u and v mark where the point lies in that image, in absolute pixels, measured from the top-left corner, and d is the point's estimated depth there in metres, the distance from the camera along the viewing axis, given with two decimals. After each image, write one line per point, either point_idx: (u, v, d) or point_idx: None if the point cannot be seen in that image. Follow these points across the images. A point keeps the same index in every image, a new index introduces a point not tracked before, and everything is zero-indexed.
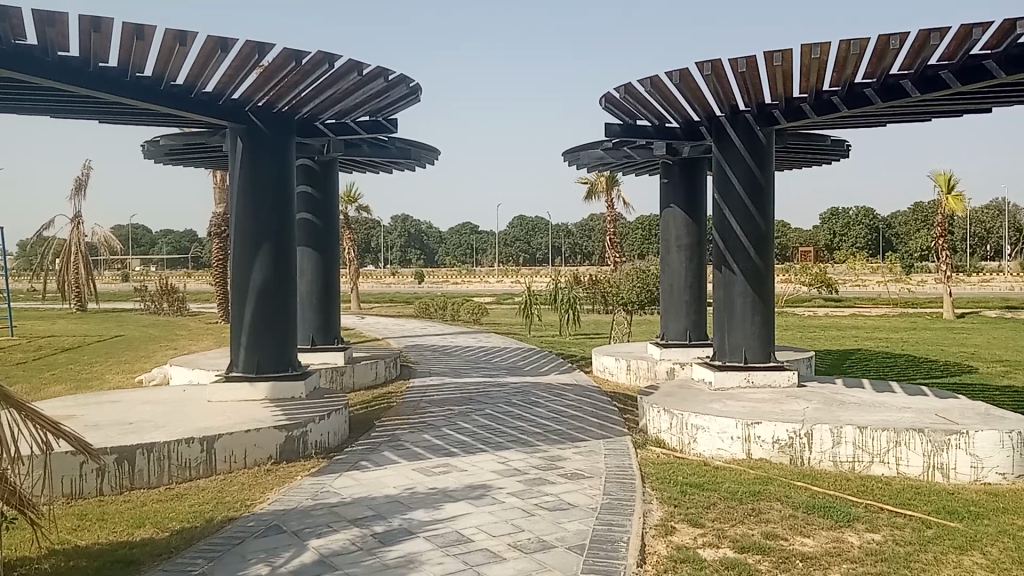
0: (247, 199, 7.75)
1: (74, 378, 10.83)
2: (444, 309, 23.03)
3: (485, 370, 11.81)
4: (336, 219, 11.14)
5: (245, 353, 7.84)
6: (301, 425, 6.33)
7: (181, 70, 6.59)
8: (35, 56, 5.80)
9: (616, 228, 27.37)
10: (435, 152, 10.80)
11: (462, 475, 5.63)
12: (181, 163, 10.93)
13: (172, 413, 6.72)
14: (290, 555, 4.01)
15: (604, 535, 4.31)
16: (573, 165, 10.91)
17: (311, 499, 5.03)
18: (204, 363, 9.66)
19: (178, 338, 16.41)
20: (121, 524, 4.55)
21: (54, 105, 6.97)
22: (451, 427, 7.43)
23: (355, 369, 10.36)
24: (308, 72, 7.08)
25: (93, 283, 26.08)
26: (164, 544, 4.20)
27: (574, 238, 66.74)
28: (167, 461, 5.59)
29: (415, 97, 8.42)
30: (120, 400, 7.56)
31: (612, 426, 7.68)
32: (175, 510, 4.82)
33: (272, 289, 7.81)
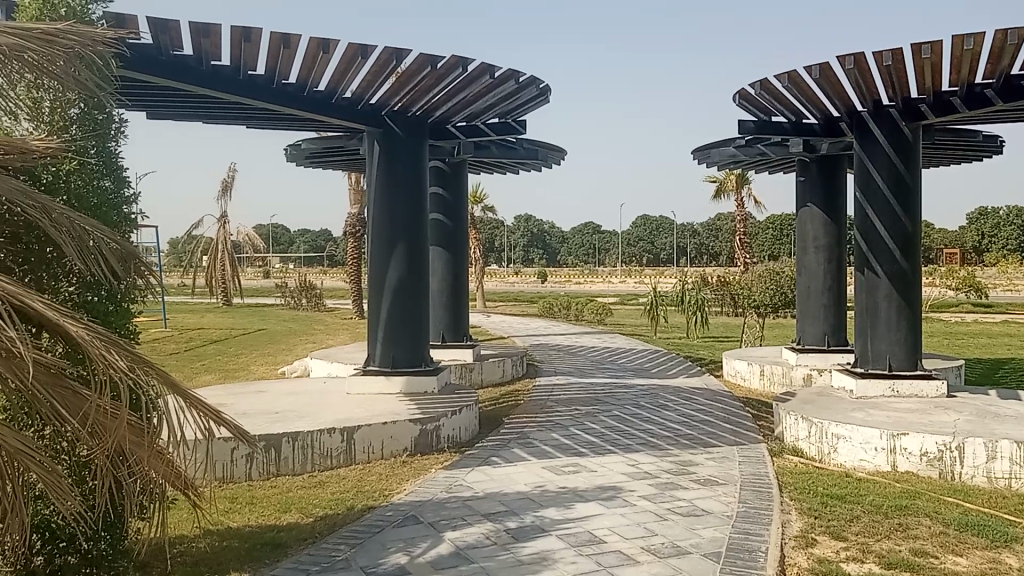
0: (383, 200, 8.01)
1: (222, 369, 11.50)
2: (569, 309, 23.11)
3: (613, 371, 11.73)
4: (465, 218, 11.34)
5: (381, 349, 8.11)
6: (434, 419, 6.48)
7: (323, 77, 6.87)
8: (191, 65, 6.18)
9: (746, 228, 26.59)
10: (563, 152, 10.84)
11: (592, 475, 5.63)
12: (320, 165, 11.41)
13: (313, 404, 7.02)
14: (428, 546, 4.11)
15: (740, 543, 4.21)
16: (702, 163, 10.69)
17: (445, 492, 5.14)
18: (342, 357, 10.04)
19: (316, 332, 17.15)
20: (270, 508, 4.79)
21: (208, 111, 7.41)
22: (580, 427, 7.43)
23: (483, 366, 10.53)
24: (442, 77, 7.23)
25: (237, 278, 27.57)
26: (309, 529, 4.40)
27: (700, 239, 65.42)
28: (310, 449, 5.84)
29: (546, 98, 8.42)
30: (265, 390, 7.97)
31: (747, 432, 7.47)
32: (318, 497, 5.04)
33: (407, 287, 8.02)
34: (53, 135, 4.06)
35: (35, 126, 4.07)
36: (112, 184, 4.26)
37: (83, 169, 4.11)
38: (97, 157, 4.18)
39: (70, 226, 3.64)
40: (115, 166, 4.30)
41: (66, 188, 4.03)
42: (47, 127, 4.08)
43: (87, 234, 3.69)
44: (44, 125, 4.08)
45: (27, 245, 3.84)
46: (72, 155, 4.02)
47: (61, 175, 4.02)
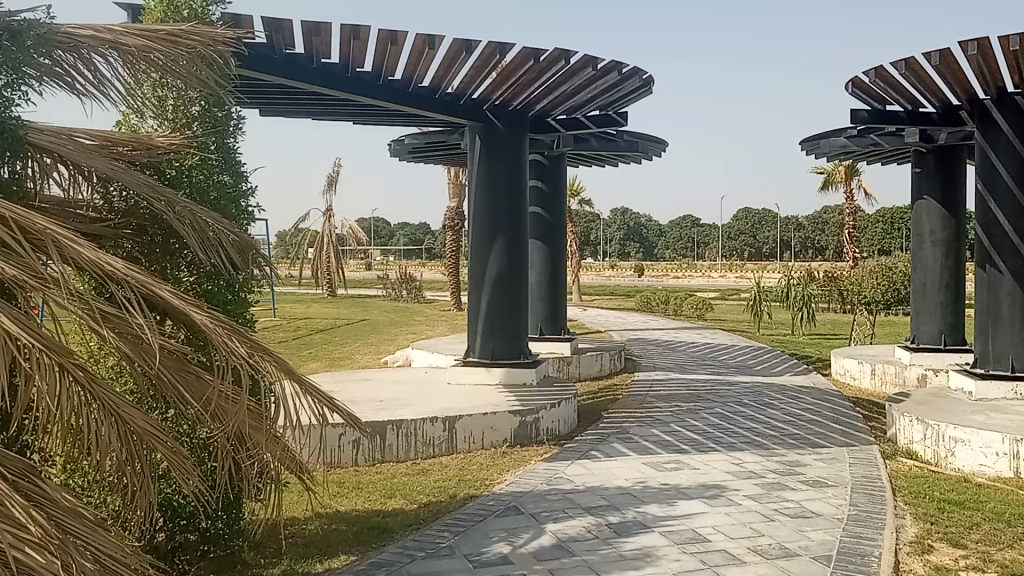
0: (484, 194, 8.09)
1: (328, 357, 11.87)
2: (668, 303, 22.82)
3: (714, 368, 11.51)
4: (564, 211, 11.33)
5: (481, 341, 8.21)
6: (533, 411, 6.51)
7: (427, 72, 6.98)
8: (303, 63, 6.38)
9: (855, 222, 25.64)
10: (664, 144, 10.69)
11: (694, 473, 5.55)
12: (422, 160, 11.61)
13: (416, 393, 7.17)
14: (530, 537, 4.14)
15: (851, 547, 4.08)
16: (811, 154, 10.37)
17: (546, 484, 5.17)
18: (442, 348, 10.21)
19: (416, 323, 17.48)
20: (375, 493, 4.92)
21: (317, 108, 7.64)
22: (681, 424, 7.34)
23: (581, 359, 10.52)
24: (544, 70, 7.23)
25: (342, 269, 28.36)
26: (413, 515, 4.50)
27: (805, 233, 63.43)
28: (414, 438, 5.97)
29: (649, 89, 8.31)
30: (370, 379, 8.19)
31: (856, 433, 7.22)
32: (421, 484, 5.14)
33: (507, 280, 8.07)
34: (177, 132, 4.28)
35: (159, 122, 4.31)
36: (231, 179, 4.41)
37: (204, 165, 4.30)
38: (217, 152, 4.36)
39: (192, 217, 3.86)
40: (234, 161, 4.46)
41: (187, 183, 4.22)
42: (171, 123, 4.31)
43: (207, 224, 3.90)
44: (169, 122, 4.31)
45: (152, 237, 4.07)
46: (193, 150, 4.22)
47: (184, 170, 4.23)
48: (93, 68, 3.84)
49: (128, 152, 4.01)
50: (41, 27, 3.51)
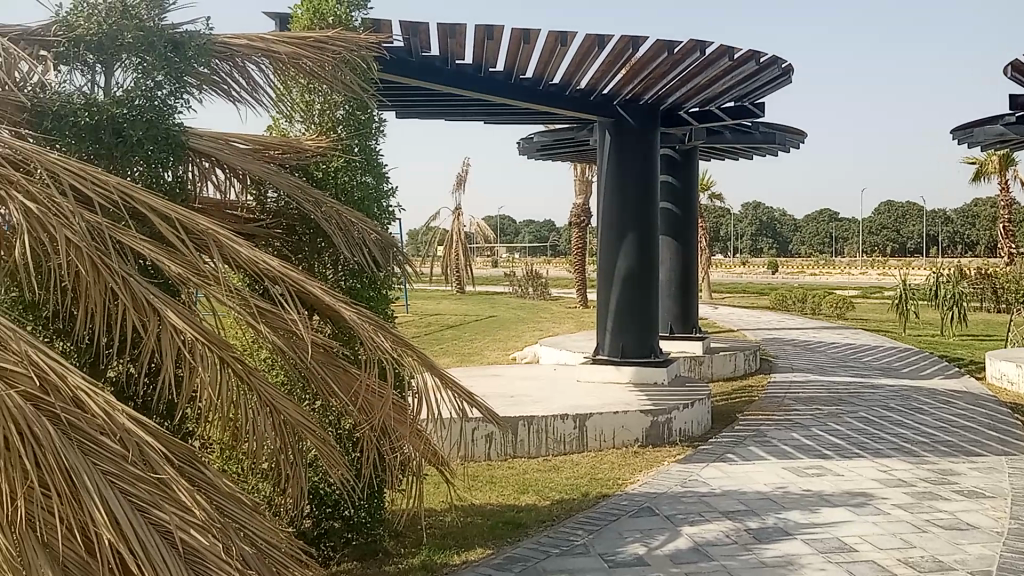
0: (614, 190, 8.02)
1: (459, 353, 12.12)
2: (804, 301, 21.98)
3: (856, 369, 11.00)
4: (696, 207, 11.09)
5: (611, 339, 8.17)
6: (666, 411, 6.42)
7: (559, 69, 6.99)
8: (437, 66, 6.52)
9: (1012, 215, 23.89)
10: (802, 135, 10.29)
11: (838, 479, 5.33)
12: (551, 157, 11.65)
13: (547, 390, 7.20)
14: (666, 539, 4.09)
15: (1015, 564, 3.81)
16: (964, 143, 9.74)
17: (681, 486, 5.08)
18: (571, 345, 10.22)
19: (544, 320, 17.55)
20: (508, 488, 4.98)
21: (450, 109, 7.79)
22: (822, 428, 7.06)
23: (714, 359, 10.29)
24: (677, 62, 7.09)
25: (470, 267, 28.83)
26: (547, 511, 4.53)
27: (953, 227, 59.65)
28: (545, 434, 6.00)
29: (788, 78, 8.01)
30: (501, 374, 8.29)
31: (1016, 442, 6.74)
32: (554, 481, 5.16)
33: (638, 277, 7.98)
34: (323, 136, 4.49)
35: (306, 126, 4.53)
36: (373, 180, 4.57)
37: (348, 167, 4.47)
38: (360, 154, 4.52)
39: (338, 216, 4.05)
40: (376, 162, 4.61)
41: (334, 184, 4.43)
42: (317, 127, 4.52)
43: (351, 223, 4.08)
44: (315, 126, 4.52)
45: (301, 237, 4.30)
46: (338, 152, 4.41)
47: (330, 172, 4.43)
48: (247, 76, 4.08)
49: (280, 155, 4.24)
50: (201, 39, 3.75)
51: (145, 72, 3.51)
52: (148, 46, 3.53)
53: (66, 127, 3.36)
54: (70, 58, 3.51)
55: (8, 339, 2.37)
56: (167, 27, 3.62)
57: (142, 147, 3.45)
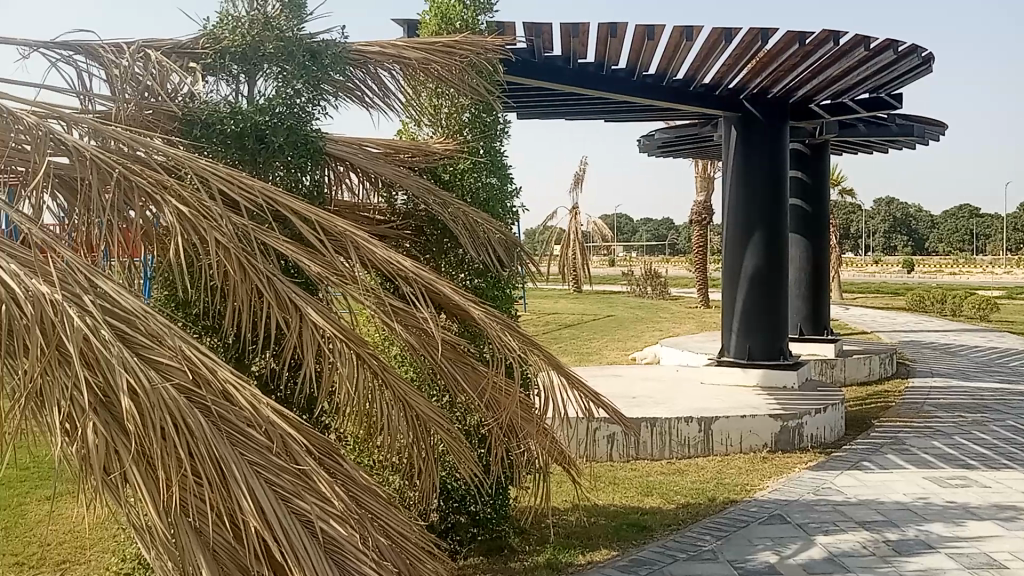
0: (740, 188, 7.82)
1: (578, 353, 12.10)
2: (943, 302, 20.78)
3: (1003, 375, 10.31)
4: (828, 203, 10.63)
5: (737, 340, 7.98)
6: (796, 416, 6.20)
7: (682, 65, 6.89)
8: (559, 65, 6.54)
9: None
10: (943, 127, 9.73)
11: (985, 491, 5.01)
12: (672, 154, 11.47)
13: (669, 391, 7.09)
14: (798, 548, 3.95)
15: None
16: None
17: (812, 493, 4.90)
18: (694, 347, 10.03)
19: (664, 320, 17.30)
20: (632, 490, 4.93)
21: (571, 108, 7.79)
22: (965, 437, 6.65)
23: (846, 363, 9.87)
24: (809, 53, 6.85)
25: (588, 266, 28.73)
26: (672, 515, 4.47)
27: None
28: (669, 437, 5.91)
29: (928, 67, 7.60)
30: (622, 375, 8.23)
31: None
32: (679, 484, 5.08)
33: (765, 276, 7.75)
34: (450, 139, 4.58)
35: (434, 130, 4.63)
36: (498, 181, 4.63)
37: (474, 168, 4.54)
38: (486, 156, 4.59)
39: (466, 217, 4.12)
40: (501, 164, 4.67)
41: (461, 185, 4.51)
42: (445, 130, 4.62)
43: (477, 223, 4.15)
44: (442, 130, 4.62)
45: (428, 238, 4.40)
46: (464, 154, 4.49)
47: (457, 174, 4.51)
48: (379, 82, 4.21)
49: (409, 159, 4.35)
50: (337, 47, 3.89)
51: (285, 81, 3.66)
52: (287, 55, 3.68)
53: (214, 135, 3.56)
54: (217, 68, 3.71)
55: (164, 335, 2.53)
56: (305, 37, 3.78)
57: (282, 153, 3.62)
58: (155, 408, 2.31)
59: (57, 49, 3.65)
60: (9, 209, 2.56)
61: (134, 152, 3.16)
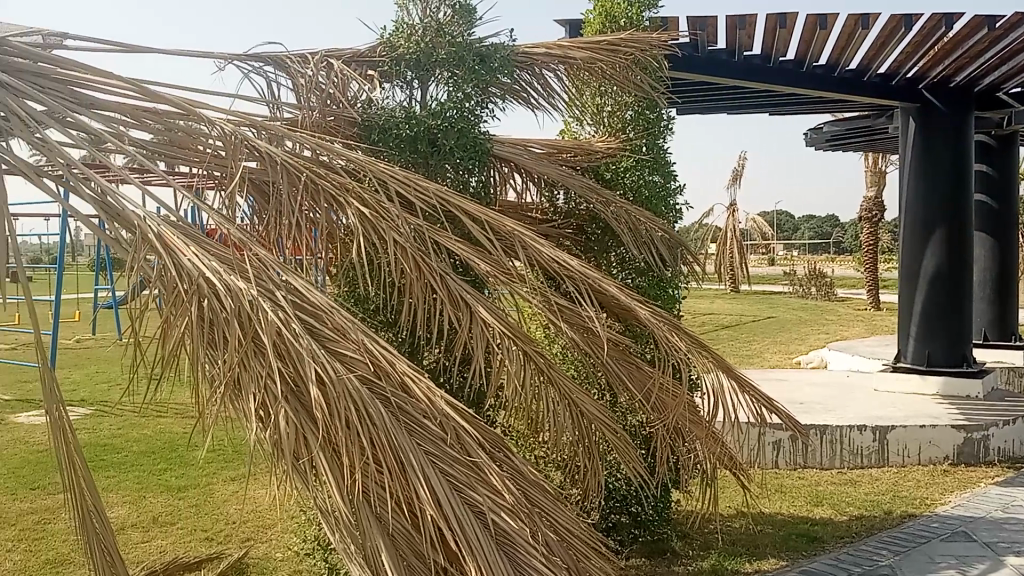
0: (919, 183, 7.35)
1: (738, 355, 11.77)
2: None
3: None
4: (1017, 198, 9.84)
5: (915, 346, 7.53)
6: (982, 428, 5.77)
7: (855, 55, 6.55)
8: (723, 59, 6.37)
9: None
10: None
11: None
12: (840, 148, 10.93)
13: (839, 398, 6.78)
14: (987, 569, 3.68)
15: None
16: None
17: (1001, 511, 4.55)
18: (864, 351, 9.53)
19: (830, 323, 16.51)
20: (800, 499, 4.75)
21: (733, 102, 7.58)
22: None
23: None
24: (998, 38, 6.32)
25: (747, 265, 27.85)
26: (844, 527, 4.28)
27: None
28: (840, 446, 5.65)
29: None
30: (787, 379, 7.94)
31: None
32: (851, 495, 4.85)
33: (948, 278, 7.26)
34: (613, 137, 4.55)
35: (596, 128, 4.62)
36: (661, 178, 4.58)
37: (637, 166, 4.50)
38: (649, 153, 4.55)
39: (628, 216, 4.11)
40: (665, 161, 4.62)
41: (624, 183, 4.49)
42: (607, 128, 4.60)
43: (640, 223, 4.13)
44: (605, 128, 4.60)
45: (590, 237, 4.41)
46: (627, 152, 4.46)
47: (620, 172, 4.50)
48: (545, 82, 4.27)
49: (572, 158, 4.37)
50: (505, 50, 3.97)
51: (456, 84, 3.77)
52: (459, 60, 3.78)
53: (390, 138, 3.71)
54: (393, 75, 3.87)
55: (348, 329, 2.66)
56: (474, 41, 3.87)
57: (452, 154, 3.74)
58: (340, 399, 2.43)
59: (249, 61, 3.92)
60: (210, 211, 2.77)
61: (317, 156, 3.34)
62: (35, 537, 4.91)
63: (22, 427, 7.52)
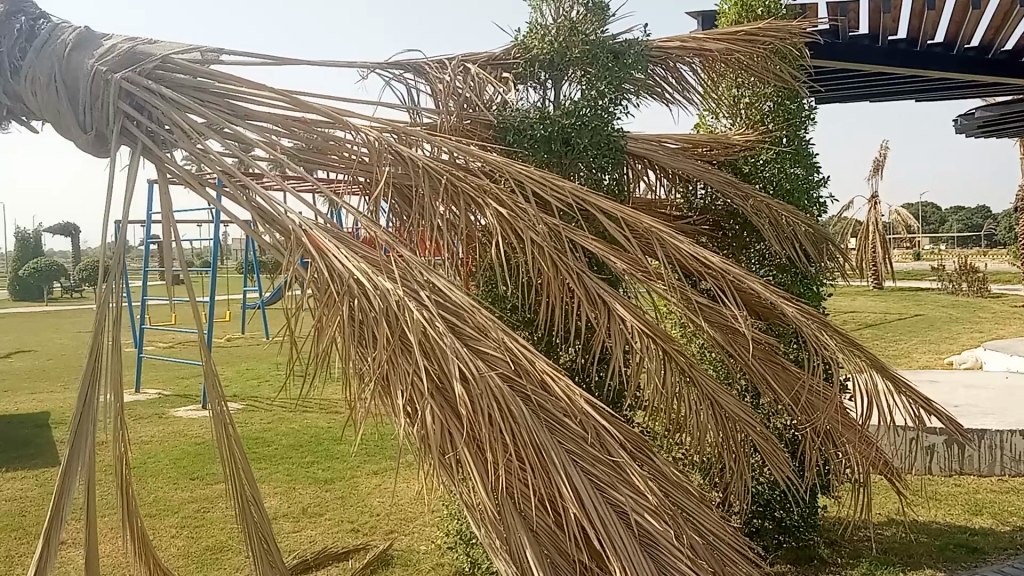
0: None
1: (882, 354, 11.21)
2: None
3: None
4: None
5: None
6: None
7: (1013, 34, 6.11)
8: (866, 45, 6.08)
9: None
10: None
11: None
12: (995, 133, 10.23)
13: (998, 400, 6.34)
14: None
15: None
16: None
17: None
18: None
19: (985, 321, 15.46)
20: (957, 507, 4.48)
21: (877, 89, 7.22)
22: None
23: None
24: None
25: (890, 261, 26.46)
26: (1008, 538, 4.00)
27: None
28: (1001, 451, 5.28)
29: None
30: (939, 380, 7.50)
31: None
32: (1014, 504, 4.53)
33: None
34: (751, 129, 4.42)
35: (732, 121, 4.50)
36: (802, 171, 4.42)
37: (778, 158, 4.36)
38: (790, 145, 4.40)
39: (769, 211, 3.99)
40: (807, 153, 4.46)
41: (764, 176, 4.36)
42: (744, 121, 4.47)
43: (782, 218, 4.00)
44: (741, 120, 4.47)
45: (727, 232, 4.32)
46: (767, 145, 4.32)
47: (759, 164, 4.37)
48: (679, 77, 4.21)
49: (708, 153, 4.26)
50: (639, 45, 3.94)
51: (590, 83, 3.76)
52: (592, 58, 3.77)
53: (524, 139, 3.75)
54: (527, 77, 3.91)
55: (489, 328, 2.68)
56: (608, 38, 3.84)
57: (586, 153, 3.75)
58: (482, 396, 2.46)
59: (389, 69, 4.05)
60: (357, 214, 2.87)
61: (454, 158, 3.41)
62: (198, 525, 5.24)
63: (182, 420, 8.05)
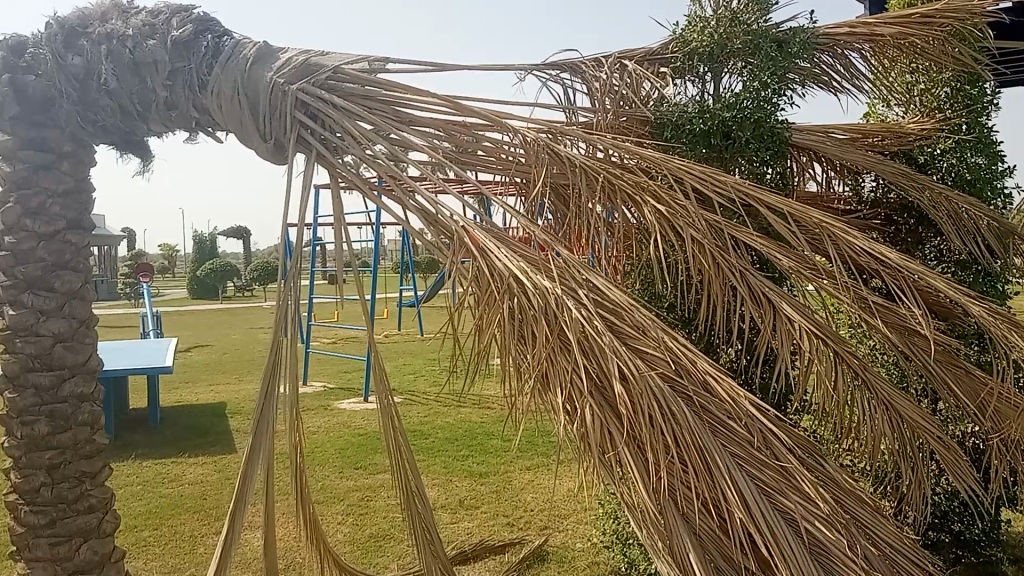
0: None
1: None
2: None
3: None
4: None
5: None
6: None
7: None
8: None
9: None
10: None
11: None
12: None
13: None
14: None
15: None
16: None
17: None
18: None
19: None
20: None
21: None
22: None
23: None
24: None
25: None
26: None
27: None
28: None
29: None
30: None
31: None
32: None
33: None
34: (927, 117, 4.17)
35: (905, 110, 4.28)
36: (985, 160, 4.13)
37: (958, 147, 4.09)
38: (970, 132, 4.11)
39: (947, 204, 3.73)
40: (989, 140, 4.16)
41: (940, 166, 4.12)
42: (919, 108, 4.22)
43: (962, 210, 3.72)
44: (915, 108, 4.23)
45: (898, 227, 4.10)
46: (945, 133, 4.05)
47: (937, 154, 4.11)
48: (847, 64, 4.02)
49: (880, 143, 4.04)
50: (805, 33, 3.79)
51: (752, 74, 3.63)
52: (754, 48, 3.65)
53: (682, 134, 3.67)
54: (685, 71, 3.83)
55: (648, 326, 2.62)
56: (772, 27, 3.71)
57: (747, 147, 3.66)
58: (643, 396, 2.43)
59: (547, 69, 4.09)
60: (517, 214, 2.91)
61: (609, 156, 3.38)
62: (363, 512, 5.49)
63: (346, 413, 8.45)
